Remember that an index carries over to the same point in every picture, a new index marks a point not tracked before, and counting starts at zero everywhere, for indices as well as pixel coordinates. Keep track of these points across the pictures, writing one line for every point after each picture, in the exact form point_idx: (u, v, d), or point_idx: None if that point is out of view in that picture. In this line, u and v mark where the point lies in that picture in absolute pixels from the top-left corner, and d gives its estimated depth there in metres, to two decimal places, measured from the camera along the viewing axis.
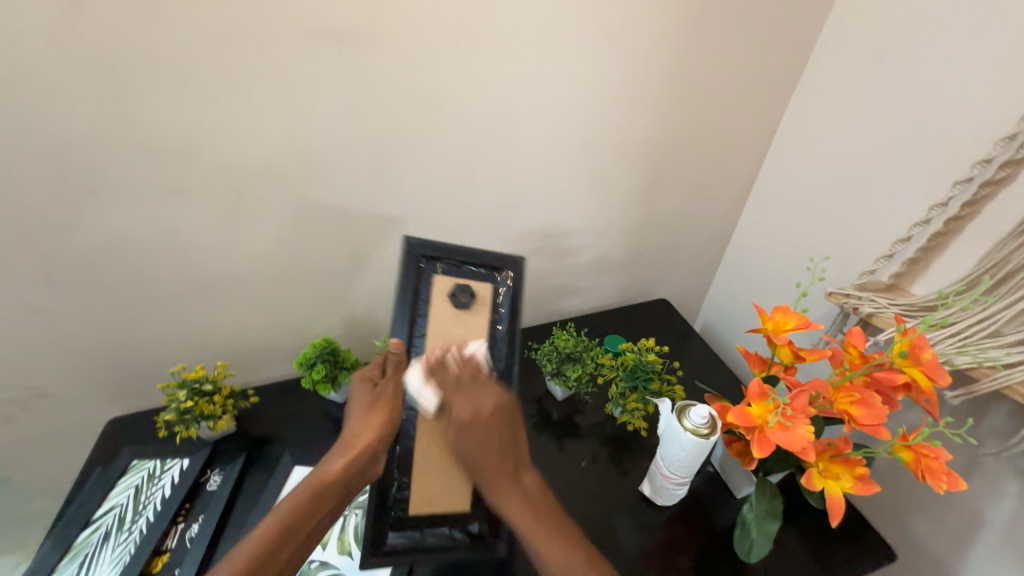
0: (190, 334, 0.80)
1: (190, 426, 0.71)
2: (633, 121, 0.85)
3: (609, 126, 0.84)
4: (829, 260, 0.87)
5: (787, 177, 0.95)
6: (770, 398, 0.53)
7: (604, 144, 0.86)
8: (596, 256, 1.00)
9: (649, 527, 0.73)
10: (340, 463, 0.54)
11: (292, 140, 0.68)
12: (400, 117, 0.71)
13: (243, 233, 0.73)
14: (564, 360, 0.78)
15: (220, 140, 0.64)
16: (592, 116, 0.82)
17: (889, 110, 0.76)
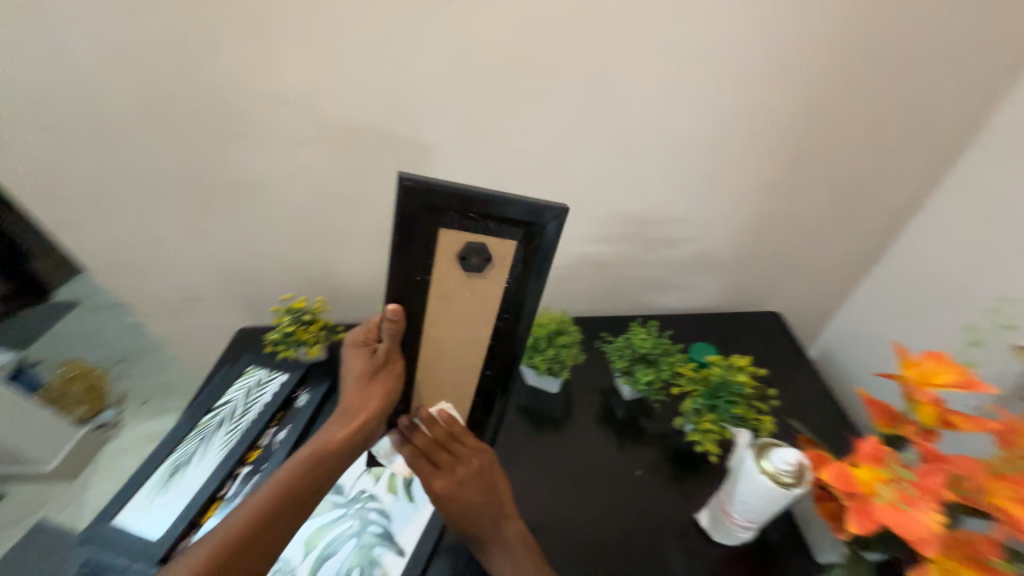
0: (304, 267, 0.91)
1: (289, 347, 0.81)
2: (776, 101, 0.71)
3: (743, 106, 0.71)
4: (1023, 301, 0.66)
5: (986, 183, 0.72)
6: (886, 464, 0.42)
7: (729, 124, 0.73)
8: (700, 252, 0.89)
9: (703, 557, 0.66)
10: (345, 430, 0.60)
11: (402, 102, 0.70)
12: (500, 81, 0.69)
13: (350, 185, 0.79)
14: (635, 359, 0.71)
15: (340, 99, 0.69)
16: (722, 89, 0.70)
17: None
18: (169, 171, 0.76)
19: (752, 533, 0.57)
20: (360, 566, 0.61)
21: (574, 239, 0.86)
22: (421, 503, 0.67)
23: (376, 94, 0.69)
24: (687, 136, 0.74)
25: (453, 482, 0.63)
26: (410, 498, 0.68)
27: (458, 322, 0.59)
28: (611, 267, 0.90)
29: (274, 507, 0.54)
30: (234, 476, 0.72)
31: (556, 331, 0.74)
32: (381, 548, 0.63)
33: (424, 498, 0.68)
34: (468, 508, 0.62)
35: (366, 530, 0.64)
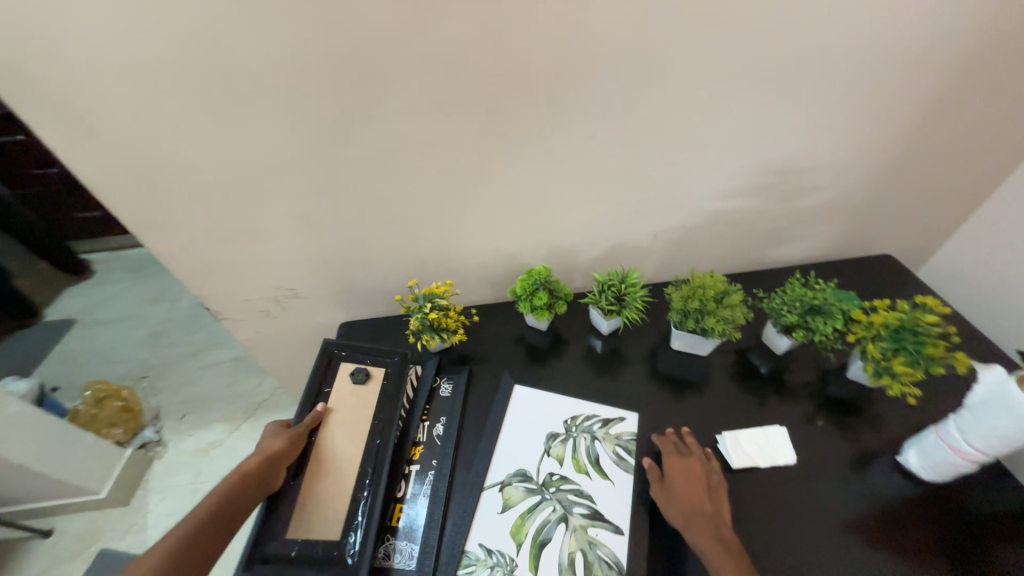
0: (418, 250, 0.84)
1: (429, 337, 0.75)
2: (939, 37, 0.65)
3: (911, 35, 0.64)
4: None
5: None
6: None
7: (884, 67, 0.67)
8: (823, 203, 0.86)
9: (891, 500, 0.67)
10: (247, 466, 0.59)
11: (545, 49, 0.60)
12: (649, 32, 0.60)
13: (469, 159, 0.71)
14: (807, 311, 0.70)
15: (478, 55, 0.59)
16: (885, 30, 0.63)
17: None
18: (271, 159, 0.68)
19: (976, 469, 0.57)
20: (581, 549, 0.62)
21: (707, 195, 0.82)
22: (617, 479, 0.68)
23: (517, 43, 0.59)
24: (846, 73, 0.67)
25: (688, 473, 0.66)
26: (603, 476, 0.69)
27: (353, 432, 0.66)
28: (733, 223, 0.87)
29: (174, 542, 0.50)
30: (407, 476, 0.67)
31: (722, 292, 0.72)
32: (596, 528, 0.63)
33: (617, 475, 0.69)
34: (688, 496, 0.63)
35: (572, 513, 0.65)
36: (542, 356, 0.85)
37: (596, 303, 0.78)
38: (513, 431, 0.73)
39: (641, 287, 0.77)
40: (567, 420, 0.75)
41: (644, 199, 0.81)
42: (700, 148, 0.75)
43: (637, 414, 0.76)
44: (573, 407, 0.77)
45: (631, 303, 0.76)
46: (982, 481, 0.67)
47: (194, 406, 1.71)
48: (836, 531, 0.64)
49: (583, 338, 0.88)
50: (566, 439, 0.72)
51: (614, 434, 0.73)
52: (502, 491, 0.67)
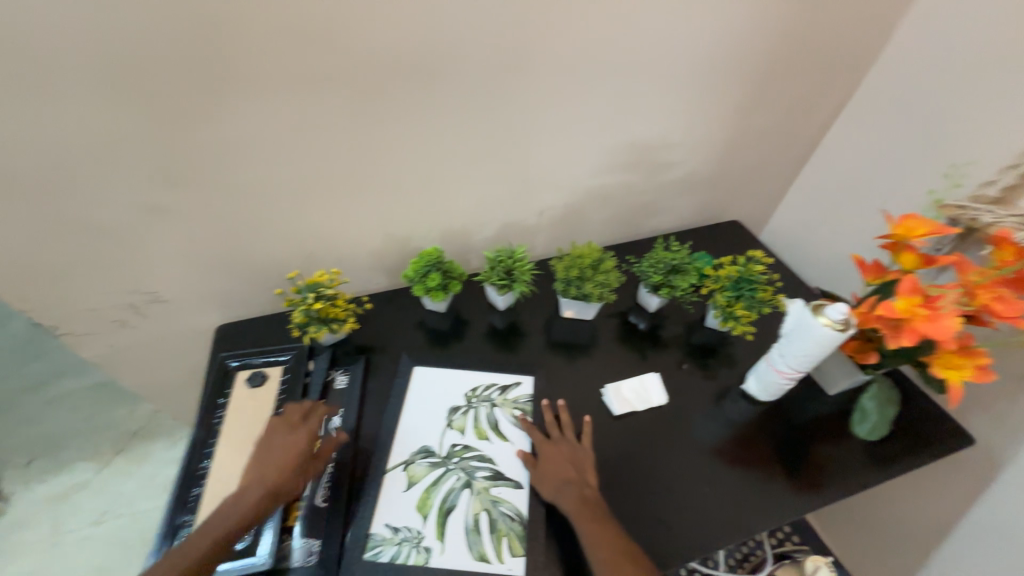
0: (301, 240, 0.79)
1: (318, 330, 0.72)
2: (738, 30, 0.77)
3: (715, 28, 0.76)
4: (974, 164, 0.77)
5: (880, 98, 0.89)
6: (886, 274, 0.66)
7: (701, 55, 0.79)
8: (680, 177, 0.98)
9: (743, 421, 0.80)
10: (256, 500, 0.56)
11: (412, 23, 0.61)
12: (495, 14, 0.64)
13: (338, 140, 0.69)
14: (669, 271, 0.80)
15: (344, 28, 0.59)
16: (695, 22, 0.74)
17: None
18: (96, 146, 0.59)
19: (793, 384, 0.71)
20: (486, 508, 0.65)
21: (583, 173, 0.89)
22: (516, 440, 0.72)
23: (383, 17, 0.60)
24: (684, 58, 0.78)
25: (557, 452, 0.68)
26: (504, 439, 0.72)
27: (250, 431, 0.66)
28: (609, 198, 0.96)
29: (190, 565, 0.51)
30: None
31: (597, 260, 0.79)
32: (498, 487, 0.67)
33: (516, 435, 0.73)
34: (555, 475, 0.66)
35: (476, 478, 0.67)
36: (439, 339, 0.86)
37: (488, 280, 0.81)
38: (415, 411, 0.74)
39: (528, 261, 0.81)
40: (466, 392, 0.77)
41: (528, 177, 0.86)
42: (572, 126, 0.81)
43: (531, 376, 0.81)
44: (472, 379, 0.79)
45: (519, 277, 0.80)
46: (807, 395, 0.82)
47: (47, 448, 1.44)
48: (703, 454, 0.75)
49: (482, 316, 0.91)
50: (467, 410, 0.75)
51: (512, 399, 0.77)
52: (406, 470, 0.67)
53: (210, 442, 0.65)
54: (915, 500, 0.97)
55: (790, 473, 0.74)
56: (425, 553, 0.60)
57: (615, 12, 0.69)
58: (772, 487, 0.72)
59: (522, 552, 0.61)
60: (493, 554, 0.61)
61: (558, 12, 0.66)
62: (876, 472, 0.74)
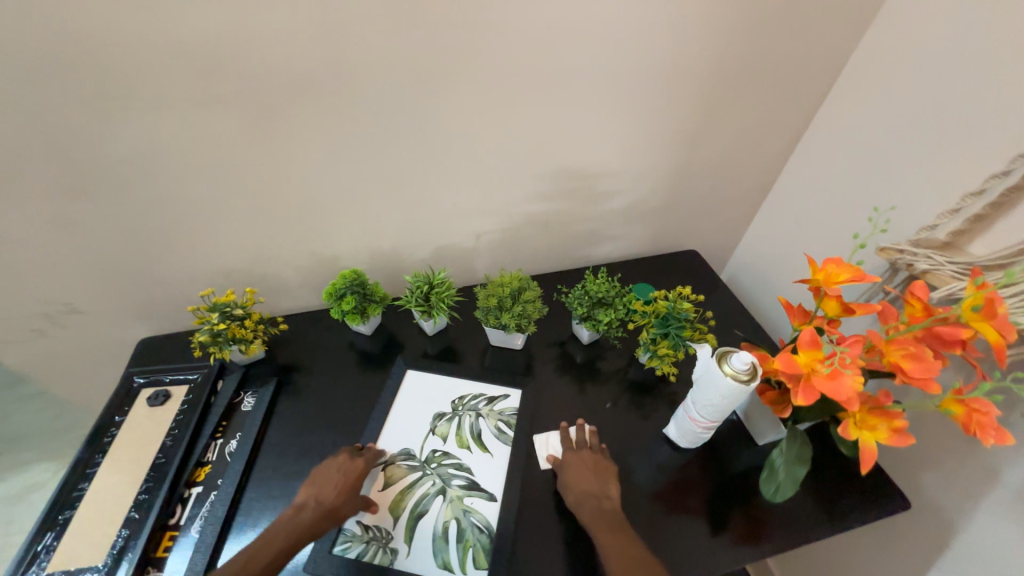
0: (221, 256, 0.78)
1: (223, 349, 0.72)
2: (669, 59, 0.74)
3: (643, 56, 0.73)
4: (895, 211, 0.75)
5: (833, 130, 0.85)
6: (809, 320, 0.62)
7: (632, 84, 0.76)
8: (627, 204, 0.95)
9: (670, 464, 0.74)
10: (306, 530, 0.56)
11: (312, 44, 0.60)
12: (399, 38, 0.62)
13: (247, 159, 0.68)
14: (594, 304, 0.76)
15: (238, 48, 0.58)
16: (620, 50, 0.72)
17: (972, 54, 0.63)
18: None
19: (714, 432, 0.67)
20: (456, 517, 0.63)
21: (519, 198, 0.87)
22: (496, 451, 0.70)
23: (279, 38, 0.58)
24: (616, 83, 0.75)
25: (581, 460, 0.67)
26: (484, 449, 0.70)
27: (138, 452, 0.65)
28: (551, 223, 0.93)
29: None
30: (185, 500, 0.62)
31: (518, 289, 0.76)
32: (471, 497, 0.65)
33: (497, 447, 0.71)
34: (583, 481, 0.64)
35: (450, 485, 0.66)
36: (368, 361, 0.83)
37: (408, 306, 0.78)
38: (327, 432, 0.72)
39: (449, 286, 0.79)
40: (455, 400, 0.76)
41: (458, 200, 0.83)
42: (500, 150, 0.79)
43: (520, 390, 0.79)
44: (459, 386, 0.78)
45: (437, 304, 0.77)
46: (742, 440, 0.77)
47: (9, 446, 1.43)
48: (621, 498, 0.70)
49: (410, 339, 0.87)
50: (452, 417, 0.73)
51: (497, 410, 0.75)
52: (384, 471, 0.67)
53: (96, 462, 0.64)
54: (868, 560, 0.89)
55: (713, 525, 0.68)
56: (390, 555, 0.60)
57: (533, 36, 0.67)
58: (689, 540, 0.66)
59: (485, 566, 0.59)
60: (456, 563, 0.59)
61: (470, 36, 0.65)
62: (809, 531, 0.67)
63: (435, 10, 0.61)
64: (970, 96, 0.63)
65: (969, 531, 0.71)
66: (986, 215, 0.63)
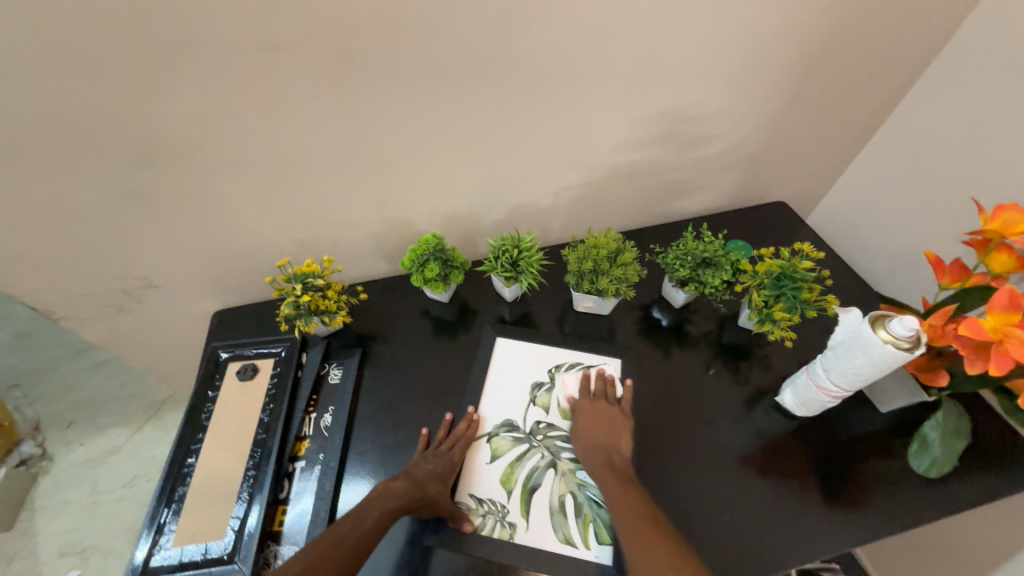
0: (289, 222, 0.73)
1: (308, 322, 0.69)
2: None
3: None
4: None
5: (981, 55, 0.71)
6: (970, 276, 0.55)
7: (751, 8, 0.64)
8: (716, 153, 0.85)
9: (777, 432, 0.70)
10: (402, 494, 0.56)
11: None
12: None
13: (317, 117, 0.61)
14: (697, 265, 0.70)
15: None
16: None
17: None
18: (49, 131, 0.53)
19: (838, 400, 0.62)
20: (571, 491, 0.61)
21: (602, 148, 0.78)
22: None
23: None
24: (729, 8, 0.64)
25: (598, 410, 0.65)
26: None
27: (236, 429, 0.64)
28: (633, 176, 0.84)
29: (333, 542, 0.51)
30: (291, 474, 0.62)
31: (615, 251, 0.70)
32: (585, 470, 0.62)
33: None
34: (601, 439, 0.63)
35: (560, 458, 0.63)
36: (446, 330, 0.79)
37: (492, 271, 0.73)
38: (418, 402, 0.70)
39: (536, 250, 0.73)
40: (551, 369, 0.72)
41: (539, 152, 0.75)
42: (591, 92, 0.69)
43: (620, 359, 0.74)
44: (551, 355, 0.74)
45: (526, 269, 0.71)
46: (855, 405, 0.71)
47: (83, 412, 1.48)
48: (732, 464, 0.66)
49: (487, 306, 0.83)
50: (551, 388, 0.70)
51: (598, 380, 0.71)
52: (491, 442, 0.65)
53: (199, 439, 0.64)
54: (958, 532, 0.85)
55: (831, 493, 0.64)
56: (509, 528, 0.58)
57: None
58: (807, 508, 0.62)
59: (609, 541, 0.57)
60: (578, 537, 0.57)
61: None
62: (938, 500, 0.63)
63: None
64: None
65: None
66: None
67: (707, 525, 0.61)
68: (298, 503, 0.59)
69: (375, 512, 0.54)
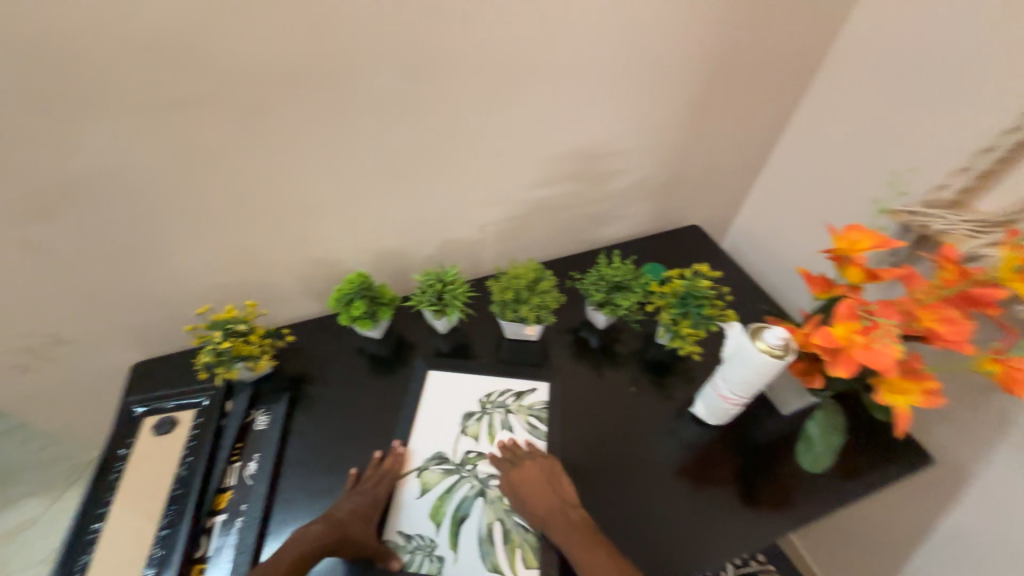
0: (213, 268, 0.73)
1: (230, 368, 0.68)
2: (672, 33, 0.72)
3: (646, 32, 0.71)
4: (913, 172, 0.72)
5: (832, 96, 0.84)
6: (834, 287, 0.62)
7: (635, 61, 0.74)
8: (628, 185, 0.93)
9: (699, 442, 0.74)
10: (318, 534, 0.56)
11: (304, 25, 0.54)
12: (394, 28, 0.58)
13: (236, 167, 0.63)
14: (611, 289, 0.76)
15: (223, 35, 0.52)
16: (623, 28, 0.69)
17: (971, 16, 0.62)
18: None
19: (741, 407, 0.67)
20: (499, 518, 0.62)
21: (522, 184, 0.84)
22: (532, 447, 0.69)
23: (270, 20, 0.53)
24: (617, 61, 0.73)
25: (531, 471, 0.63)
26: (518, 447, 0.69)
27: (149, 489, 0.63)
28: (556, 208, 0.90)
29: None
30: (209, 529, 0.60)
31: (534, 280, 0.74)
32: None
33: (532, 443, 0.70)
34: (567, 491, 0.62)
35: (489, 486, 0.64)
36: (379, 367, 0.80)
37: (419, 305, 0.75)
38: (347, 441, 0.70)
39: (461, 282, 0.76)
40: (481, 399, 0.74)
41: (462, 190, 0.80)
42: (504, 135, 0.75)
43: (547, 383, 0.77)
44: (482, 385, 0.76)
45: (450, 301, 0.74)
46: (766, 410, 0.77)
47: None
48: (658, 476, 0.70)
49: (422, 341, 0.84)
50: (481, 417, 0.72)
51: (527, 405, 0.74)
52: (420, 477, 0.65)
53: (107, 501, 0.62)
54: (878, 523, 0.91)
55: (749, 496, 0.68)
56: (438, 562, 0.58)
57: (541, 6, 0.62)
58: (728, 514, 0.66)
59: (536, 565, 0.58)
60: (505, 564, 0.58)
61: (470, 21, 0.61)
62: (842, 492, 0.68)
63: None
64: (976, 55, 0.63)
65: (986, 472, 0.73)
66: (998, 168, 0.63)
67: (632, 539, 0.63)
68: (216, 560, 0.58)
69: (290, 555, 0.54)
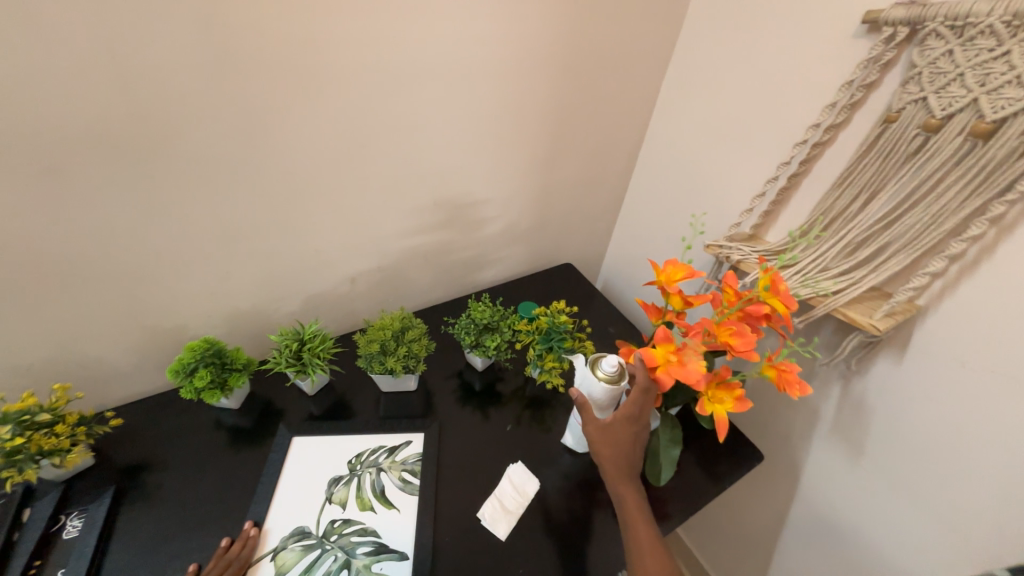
0: (6, 349, 0.61)
1: (25, 470, 0.57)
2: (521, 103, 0.83)
3: (498, 102, 0.81)
4: (707, 215, 0.93)
5: (659, 153, 1.02)
6: (663, 311, 0.70)
7: (493, 125, 0.83)
8: (501, 231, 1.00)
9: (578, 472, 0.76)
10: None
11: (124, 84, 0.52)
12: (245, 96, 0.60)
13: (43, 232, 0.56)
14: (481, 331, 0.79)
15: (13, 89, 0.47)
16: (478, 97, 0.78)
17: (738, 96, 0.82)
18: None
19: None
20: None
21: (393, 235, 0.85)
22: (404, 505, 0.66)
23: (76, 77, 0.50)
24: (476, 125, 0.81)
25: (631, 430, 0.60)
26: (389, 506, 0.66)
27: None
28: (432, 256, 0.93)
29: None
30: None
31: (401, 329, 0.75)
32: (380, 562, 0.60)
33: (404, 500, 0.67)
34: (618, 456, 0.59)
35: (355, 555, 0.60)
36: (238, 439, 0.72)
37: (278, 368, 0.71)
38: (189, 532, 0.61)
39: (324, 338, 0.74)
40: (350, 460, 0.71)
41: (327, 243, 0.79)
42: (372, 191, 0.78)
43: (422, 433, 0.76)
44: (354, 444, 0.73)
45: (310, 359, 0.71)
46: None
47: None
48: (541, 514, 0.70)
49: (289, 404, 0.78)
50: (349, 480, 0.68)
51: (400, 460, 0.72)
52: (275, 559, 0.59)
53: None
54: None
55: None
56: None
57: (391, 77, 0.68)
58: None
59: None
60: None
61: (327, 92, 0.65)
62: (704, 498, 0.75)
63: (285, 71, 0.60)
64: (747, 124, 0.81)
65: (809, 456, 0.87)
66: (773, 210, 0.81)
67: None
68: None
69: None
